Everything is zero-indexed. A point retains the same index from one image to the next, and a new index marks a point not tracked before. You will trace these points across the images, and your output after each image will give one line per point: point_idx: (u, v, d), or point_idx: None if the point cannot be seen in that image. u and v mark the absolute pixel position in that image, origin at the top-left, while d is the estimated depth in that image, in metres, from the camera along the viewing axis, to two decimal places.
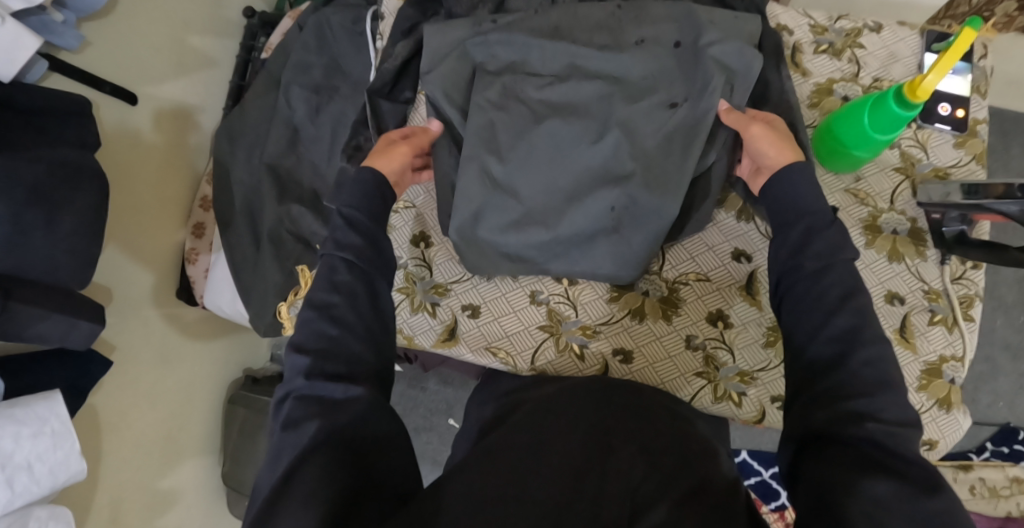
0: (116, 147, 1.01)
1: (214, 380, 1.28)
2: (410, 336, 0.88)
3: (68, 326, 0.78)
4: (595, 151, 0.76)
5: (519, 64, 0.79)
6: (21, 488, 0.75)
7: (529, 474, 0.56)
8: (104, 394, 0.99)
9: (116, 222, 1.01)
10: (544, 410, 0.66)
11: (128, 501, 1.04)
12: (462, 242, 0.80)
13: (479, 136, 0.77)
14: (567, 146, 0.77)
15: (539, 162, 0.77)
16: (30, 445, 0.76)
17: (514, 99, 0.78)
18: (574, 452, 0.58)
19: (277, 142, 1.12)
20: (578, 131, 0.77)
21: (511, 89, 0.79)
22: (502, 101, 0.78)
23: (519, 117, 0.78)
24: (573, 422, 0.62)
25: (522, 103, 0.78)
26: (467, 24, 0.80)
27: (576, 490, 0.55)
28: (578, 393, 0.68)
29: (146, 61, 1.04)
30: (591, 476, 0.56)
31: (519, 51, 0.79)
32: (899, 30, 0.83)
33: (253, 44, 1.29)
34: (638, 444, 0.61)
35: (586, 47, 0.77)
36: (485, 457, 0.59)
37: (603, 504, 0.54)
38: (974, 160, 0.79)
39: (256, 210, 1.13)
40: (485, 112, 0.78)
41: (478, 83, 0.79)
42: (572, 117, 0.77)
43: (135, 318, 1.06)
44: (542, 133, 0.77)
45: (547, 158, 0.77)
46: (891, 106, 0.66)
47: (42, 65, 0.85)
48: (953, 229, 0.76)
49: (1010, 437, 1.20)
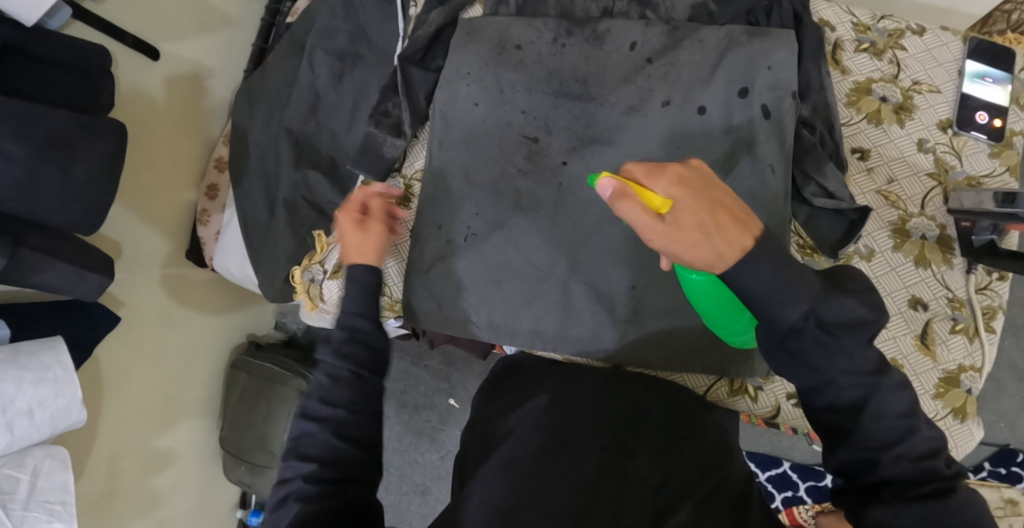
0: (134, 102, 1.00)
1: (218, 346, 1.27)
2: (395, 300, 0.90)
3: (78, 277, 0.79)
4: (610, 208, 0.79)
5: (547, 107, 0.81)
6: (21, 432, 0.74)
7: (547, 479, 0.58)
8: (108, 349, 0.99)
9: (128, 176, 1.00)
10: (562, 408, 0.66)
11: (126, 458, 1.04)
12: (474, 292, 0.82)
13: (499, 195, 0.82)
14: (555, 236, 0.80)
15: (564, 213, 0.80)
16: (32, 392, 0.75)
17: (539, 161, 0.82)
18: (591, 456, 0.60)
19: (298, 108, 1.10)
20: (587, 194, 0.80)
21: (535, 151, 0.82)
22: (528, 164, 0.82)
23: (546, 188, 0.81)
24: (589, 423, 0.64)
25: (548, 165, 0.81)
26: (487, 50, 0.84)
27: (595, 498, 0.57)
28: (589, 393, 0.68)
29: (167, 17, 1.03)
30: (611, 479, 0.58)
31: (541, 106, 0.82)
32: (941, 34, 0.82)
33: (278, 8, 1.26)
34: (652, 445, 0.62)
35: (603, 103, 0.80)
36: (508, 458, 0.61)
37: (622, 516, 0.56)
38: (1007, 172, 0.78)
39: (272, 174, 1.11)
40: (514, 176, 0.82)
41: (500, 130, 0.83)
42: (583, 198, 0.80)
43: (143, 274, 1.05)
44: (557, 191, 0.81)
45: (535, 237, 0.81)
46: (693, 275, 0.62)
47: (66, 12, 0.85)
48: (982, 238, 0.74)
49: (1009, 459, 1.21)
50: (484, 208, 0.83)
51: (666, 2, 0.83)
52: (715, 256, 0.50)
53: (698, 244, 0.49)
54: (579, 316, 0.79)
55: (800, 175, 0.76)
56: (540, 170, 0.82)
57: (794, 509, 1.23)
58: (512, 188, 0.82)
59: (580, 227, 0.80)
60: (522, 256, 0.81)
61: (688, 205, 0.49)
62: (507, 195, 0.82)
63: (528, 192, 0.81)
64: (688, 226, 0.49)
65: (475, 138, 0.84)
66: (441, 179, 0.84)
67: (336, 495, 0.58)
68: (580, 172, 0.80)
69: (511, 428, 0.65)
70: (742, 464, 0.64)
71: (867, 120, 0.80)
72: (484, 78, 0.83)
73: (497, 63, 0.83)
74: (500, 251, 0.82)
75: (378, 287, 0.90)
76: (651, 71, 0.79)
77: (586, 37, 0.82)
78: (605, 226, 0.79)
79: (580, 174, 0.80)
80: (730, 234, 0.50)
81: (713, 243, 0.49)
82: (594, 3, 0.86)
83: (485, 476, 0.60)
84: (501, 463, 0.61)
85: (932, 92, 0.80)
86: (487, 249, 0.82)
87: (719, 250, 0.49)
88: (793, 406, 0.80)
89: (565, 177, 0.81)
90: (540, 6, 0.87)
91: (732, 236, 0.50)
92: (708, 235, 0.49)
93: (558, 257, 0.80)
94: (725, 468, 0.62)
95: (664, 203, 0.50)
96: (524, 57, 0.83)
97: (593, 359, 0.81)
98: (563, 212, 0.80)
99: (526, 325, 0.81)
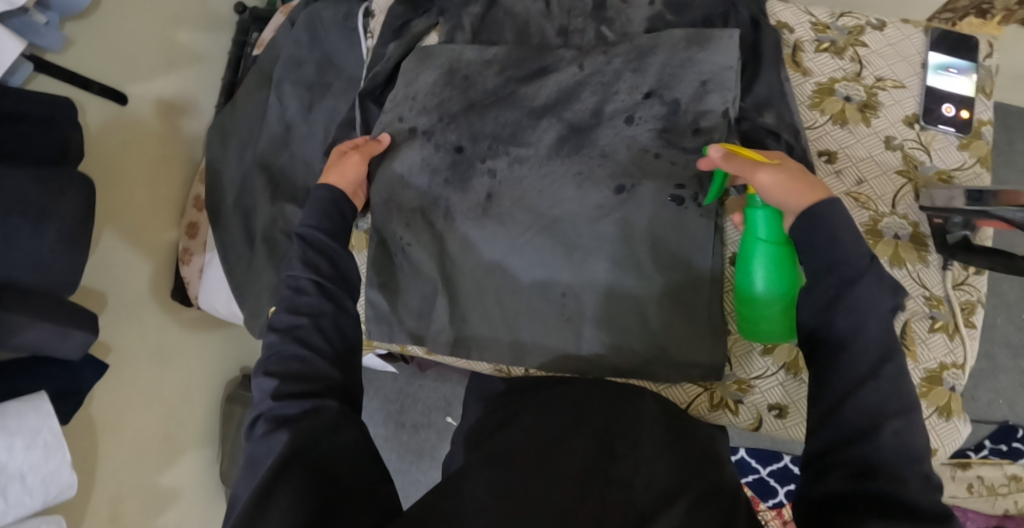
0: (104, 147, 0.99)
1: (211, 383, 1.27)
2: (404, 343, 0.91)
3: (62, 336, 0.78)
4: (579, 224, 0.80)
5: (512, 131, 0.83)
6: (14, 498, 0.75)
7: (535, 480, 0.57)
8: (99, 398, 0.99)
9: (108, 222, 1.00)
10: (548, 419, 0.66)
11: (126, 501, 1.04)
12: (451, 316, 0.85)
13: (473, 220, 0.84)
14: (528, 261, 0.82)
15: (534, 226, 0.82)
16: (24, 457, 0.76)
17: (507, 186, 0.83)
18: (578, 460, 0.59)
19: (269, 141, 1.10)
20: (556, 213, 0.81)
21: (501, 175, 0.83)
22: (495, 190, 0.83)
23: (517, 211, 0.82)
24: (576, 430, 0.63)
25: (518, 191, 0.82)
26: (440, 77, 0.85)
27: (577, 498, 0.55)
28: (578, 402, 0.68)
29: (133, 60, 1.03)
30: (595, 482, 0.56)
31: (506, 127, 0.83)
32: (902, 28, 0.83)
33: (246, 40, 1.26)
34: (641, 451, 0.61)
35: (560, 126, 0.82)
36: (493, 467, 0.59)
37: (604, 518, 0.53)
38: (978, 162, 0.80)
39: (249, 210, 1.11)
40: (483, 202, 0.83)
41: (466, 159, 0.84)
42: (551, 220, 0.81)
43: (129, 318, 1.05)
44: (535, 201, 0.82)
45: (508, 260, 0.83)
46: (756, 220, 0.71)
47: (28, 67, 0.84)
48: (955, 235, 0.75)
49: (1009, 435, 1.19)
50: (459, 236, 0.84)
51: (622, 17, 0.84)
52: (787, 196, 0.62)
53: (780, 183, 0.63)
54: (552, 331, 0.82)
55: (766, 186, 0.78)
56: (507, 196, 0.83)
57: None
58: (458, 202, 0.84)
59: (549, 245, 0.81)
60: (468, 272, 0.84)
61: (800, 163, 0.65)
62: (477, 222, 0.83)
63: (499, 212, 0.83)
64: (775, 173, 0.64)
65: (438, 167, 0.84)
66: (409, 208, 0.85)
67: (301, 479, 0.54)
68: (546, 192, 0.81)
69: (501, 437, 0.65)
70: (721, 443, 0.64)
71: (833, 121, 0.81)
72: (445, 107, 0.85)
73: (454, 92, 0.85)
74: (450, 263, 0.84)
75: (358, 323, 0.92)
76: (609, 90, 0.81)
77: (544, 59, 0.84)
78: (580, 244, 0.81)
79: (512, 184, 0.82)
80: (801, 185, 0.62)
81: (786, 189, 0.62)
82: (551, 21, 0.86)
83: (465, 477, 0.59)
84: (489, 465, 0.60)
85: (896, 88, 0.81)
86: (463, 277, 0.84)
87: (789, 195, 0.62)
88: (776, 417, 0.81)
89: (534, 196, 0.82)
90: (497, 29, 0.88)
91: (803, 186, 0.61)
92: (793, 183, 0.62)
93: (532, 277, 0.82)
94: (714, 474, 0.60)
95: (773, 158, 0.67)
96: (484, 83, 0.85)
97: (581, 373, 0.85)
98: (495, 220, 0.82)
99: (504, 342, 0.83)
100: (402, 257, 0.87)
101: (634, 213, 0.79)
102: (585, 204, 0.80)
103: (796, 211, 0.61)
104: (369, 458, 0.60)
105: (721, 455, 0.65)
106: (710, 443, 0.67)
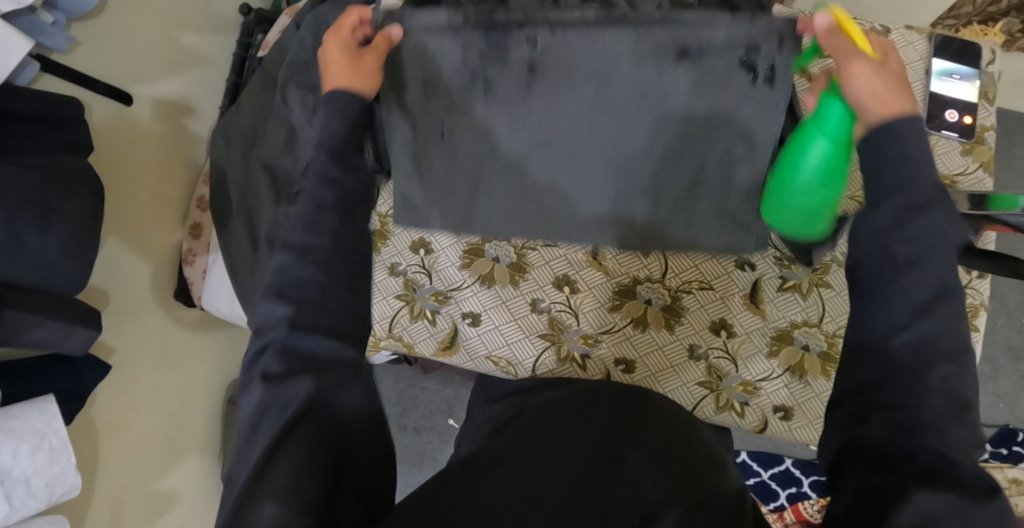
0: (109, 147, 0.99)
1: (213, 384, 1.27)
2: (410, 343, 0.91)
3: (67, 332, 0.78)
4: (596, 162, 0.80)
5: (518, 77, 0.78)
6: (18, 501, 0.75)
7: (542, 478, 0.57)
8: (103, 400, 0.99)
9: (112, 223, 1.00)
10: (553, 415, 0.66)
11: (127, 502, 1.04)
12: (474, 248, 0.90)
13: (491, 160, 0.83)
14: (546, 200, 0.84)
15: (550, 163, 0.82)
16: (28, 460, 0.76)
17: (522, 127, 0.80)
18: (583, 460, 0.59)
19: (274, 141, 1.10)
20: (572, 154, 0.80)
21: (515, 115, 0.79)
22: (511, 131, 0.81)
23: (531, 152, 0.82)
24: (581, 427, 0.64)
25: (531, 131, 0.80)
26: None
27: (584, 501, 0.55)
28: (583, 398, 0.69)
29: (137, 60, 1.03)
30: (600, 480, 0.57)
31: (510, 70, 0.77)
32: (906, 34, 0.83)
33: (250, 41, 1.26)
34: (646, 450, 0.62)
35: (574, 65, 0.76)
36: (498, 465, 0.59)
37: (610, 518, 0.54)
38: (981, 168, 0.81)
39: (253, 211, 1.11)
40: (500, 141, 0.82)
41: (476, 97, 0.80)
42: (570, 159, 0.81)
43: (132, 320, 1.05)
44: (551, 142, 0.80)
45: (527, 200, 0.84)
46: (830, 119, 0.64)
47: (35, 67, 0.84)
48: (960, 239, 0.73)
49: (1010, 439, 1.20)
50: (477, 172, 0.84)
51: None
52: (874, 103, 0.58)
53: (871, 83, 0.59)
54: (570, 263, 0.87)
55: None
56: (522, 138, 0.81)
57: (800, 505, 1.22)
58: (488, 144, 0.82)
59: (566, 185, 0.83)
60: (490, 217, 0.86)
61: (900, 68, 0.60)
62: (493, 168, 0.83)
63: (516, 155, 0.82)
64: (864, 74, 0.59)
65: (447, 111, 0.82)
66: (422, 156, 0.85)
67: None
68: (563, 132, 0.79)
69: (507, 433, 0.65)
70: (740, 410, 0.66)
71: None
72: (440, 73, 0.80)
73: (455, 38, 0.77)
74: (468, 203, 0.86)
75: None
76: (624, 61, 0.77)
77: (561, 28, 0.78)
78: (600, 182, 0.82)
79: (526, 127, 0.80)
80: (894, 96, 0.58)
81: (873, 89, 0.58)
82: None
83: (465, 475, 0.59)
84: (495, 462, 0.60)
85: None
86: (483, 212, 0.86)
87: (872, 102, 0.58)
88: (781, 419, 0.82)
89: (549, 137, 0.80)
90: None
91: (897, 95, 0.58)
92: (884, 87, 0.58)
93: (551, 214, 0.84)
94: (718, 473, 0.61)
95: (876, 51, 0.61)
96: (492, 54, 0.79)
97: (593, 372, 0.85)
98: (513, 161, 0.83)
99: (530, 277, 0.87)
100: (419, 182, 0.86)
101: (655, 154, 0.79)
102: (619, 144, 0.79)
103: (869, 122, 0.58)
104: (375, 456, 0.59)
105: (723, 454, 0.66)
106: (711, 443, 0.68)
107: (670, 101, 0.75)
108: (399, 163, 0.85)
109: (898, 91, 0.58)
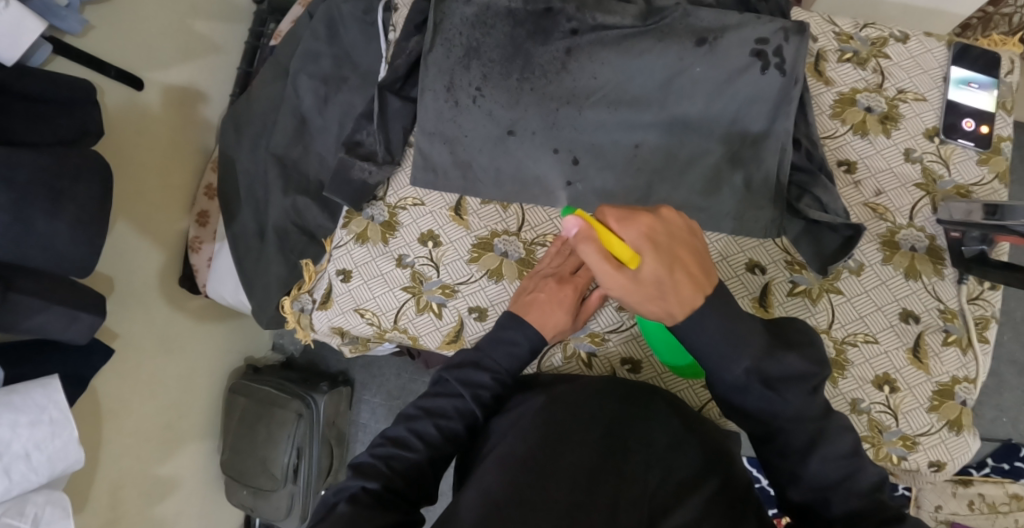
0: (118, 133, 0.99)
1: (214, 372, 1.27)
2: (415, 335, 0.91)
3: (70, 318, 0.78)
4: (618, 133, 0.83)
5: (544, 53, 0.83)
6: (18, 475, 0.75)
7: (550, 471, 0.57)
8: (105, 384, 0.99)
9: (120, 208, 1.00)
10: (561, 403, 0.65)
11: (127, 488, 1.04)
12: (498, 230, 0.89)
13: (517, 130, 0.85)
14: (570, 171, 0.85)
15: (572, 135, 0.84)
16: (28, 433, 0.75)
17: (550, 98, 0.84)
18: (590, 452, 0.59)
19: (282, 134, 1.08)
20: (596, 127, 0.84)
21: (544, 90, 0.84)
22: (537, 104, 0.84)
23: (557, 124, 0.84)
24: (589, 418, 0.63)
25: (559, 99, 0.84)
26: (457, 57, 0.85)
27: (592, 493, 0.56)
28: (590, 389, 0.68)
29: (149, 46, 1.02)
30: (608, 475, 0.58)
31: (536, 48, 0.83)
32: (924, 41, 0.84)
33: (262, 30, 1.27)
34: (652, 447, 0.62)
35: (608, 48, 0.82)
36: (503, 460, 0.59)
37: (618, 514, 0.54)
38: (996, 179, 0.81)
39: (260, 200, 1.10)
40: (527, 112, 0.84)
41: (504, 76, 0.84)
42: (593, 133, 0.84)
43: (137, 306, 1.05)
44: (575, 117, 0.84)
45: (550, 173, 0.86)
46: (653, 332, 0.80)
47: (47, 49, 0.83)
48: (972, 248, 0.77)
49: (1012, 454, 1.19)
50: (503, 145, 0.86)
51: None
52: (667, 313, 0.57)
53: (658, 297, 0.56)
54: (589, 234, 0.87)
55: (799, 192, 0.81)
56: (547, 110, 0.84)
57: None
58: (513, 111, 0.85)
59: (587, 158, 0.85)
60: (515, 189, 0.87)
61: (661, 271, 0.55)
62: (515, 143, 0.85)
63: (542, 127, 0.84)
64: (632, 288, 0.56)
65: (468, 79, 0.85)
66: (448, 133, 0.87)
67: None
68: (587, 107, 0.83)
69: (513, 424, 0.65)
70: (799, 359, 0.61)
71: (853, 132, 0.82)
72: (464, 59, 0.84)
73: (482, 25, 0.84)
74: (489, 174, 0.87)
75: (367, 316, 0.92)
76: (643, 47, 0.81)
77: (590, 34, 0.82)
78: (621, 154, 0.84)
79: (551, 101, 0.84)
80: (669, 301, 0.56)
81: (666, 303, 0.56)
82: None
83: (481, 475, 0.59)
84: (505, 457, 0.59)
85: (917, 101, 0.82)
86: (509, 183, 0.87)
87: (669, 308, 0.57)
88: None
89: (573, 109, 0.83)
90: None
91: (670, 302, 0.56)
92: (661, 299, 0.57)
93: (574, 186, 0.86)
94: (721, 472, 0.62)
95: (633, 258, 0.56)
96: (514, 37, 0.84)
97: (601, 368, 0.86)
98: (538, 133, 0.85)
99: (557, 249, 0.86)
100: (440, 155, 0.88)
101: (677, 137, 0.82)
102: (639, 117, 0.82)
103: (677, 325, 0.58)
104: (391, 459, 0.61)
105: (729, 453, 0.66)
106: (717, 441, 0.67)
107: (689, 78, 0.80)
108: (427, 140, 0.87)
109: (670, 295, 0.56)
